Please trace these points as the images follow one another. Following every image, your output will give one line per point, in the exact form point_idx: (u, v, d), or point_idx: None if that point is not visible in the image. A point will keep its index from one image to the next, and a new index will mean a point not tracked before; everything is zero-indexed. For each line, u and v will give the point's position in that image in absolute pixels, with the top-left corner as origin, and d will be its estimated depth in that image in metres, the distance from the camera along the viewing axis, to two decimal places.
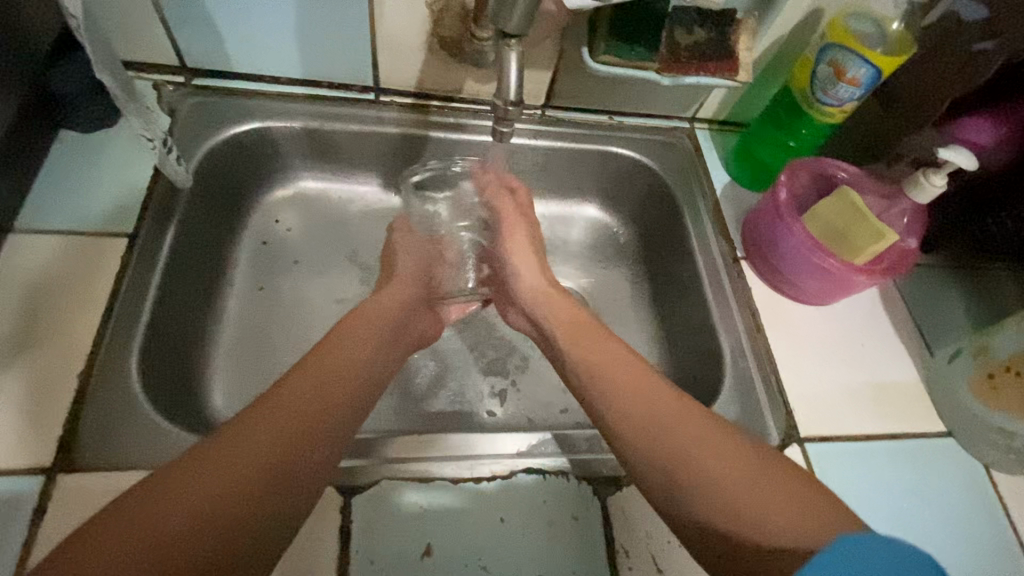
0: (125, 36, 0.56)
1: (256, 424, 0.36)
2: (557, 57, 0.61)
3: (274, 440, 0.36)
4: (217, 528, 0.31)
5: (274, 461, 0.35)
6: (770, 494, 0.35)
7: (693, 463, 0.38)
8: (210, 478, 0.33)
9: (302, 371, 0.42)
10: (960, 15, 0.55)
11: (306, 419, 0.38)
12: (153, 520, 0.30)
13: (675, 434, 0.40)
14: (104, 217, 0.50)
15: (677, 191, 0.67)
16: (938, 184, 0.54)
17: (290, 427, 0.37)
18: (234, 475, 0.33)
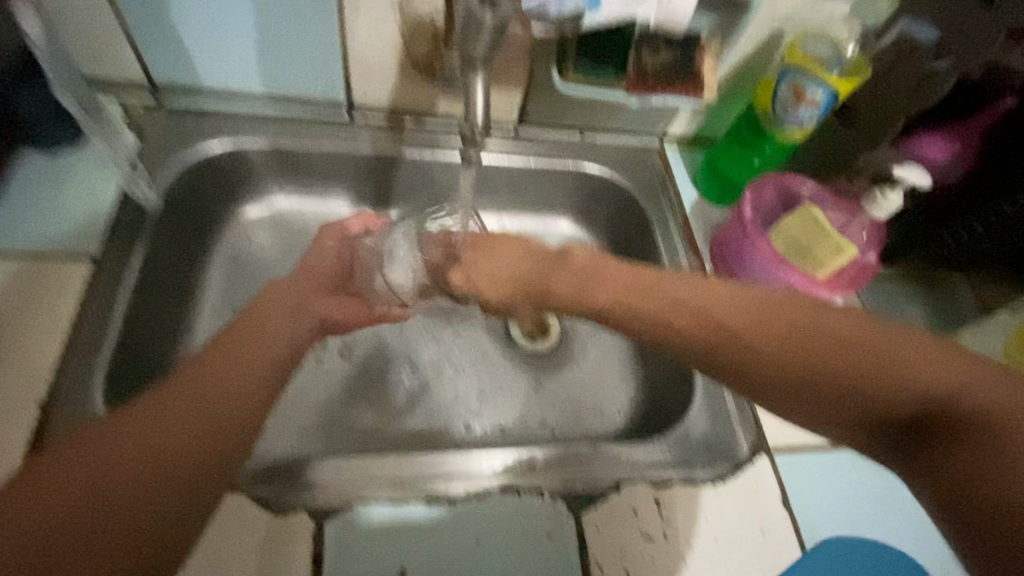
0: (90, 54, 0.55)
1: (163, 402, 0.36)
2: (528, 78, 0.62)
3: (183, 420, 0.35)
4: (121, 506, 0.32)
5: (179, 442, 0.35)
6: (927, 364, 0.35)
7: (805, 352, 0.37)
8: (114, 455, 0.33)
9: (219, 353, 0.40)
10: (914, 39, 0.57)
11: (217, 400, 0.37)
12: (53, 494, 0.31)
13: (780, 330, 0.38)
14: (68, 240, 0.49)
15: (647, 207, 0.68)
16: (892, 202, 0.56)
17: (200, 408, 0.36)
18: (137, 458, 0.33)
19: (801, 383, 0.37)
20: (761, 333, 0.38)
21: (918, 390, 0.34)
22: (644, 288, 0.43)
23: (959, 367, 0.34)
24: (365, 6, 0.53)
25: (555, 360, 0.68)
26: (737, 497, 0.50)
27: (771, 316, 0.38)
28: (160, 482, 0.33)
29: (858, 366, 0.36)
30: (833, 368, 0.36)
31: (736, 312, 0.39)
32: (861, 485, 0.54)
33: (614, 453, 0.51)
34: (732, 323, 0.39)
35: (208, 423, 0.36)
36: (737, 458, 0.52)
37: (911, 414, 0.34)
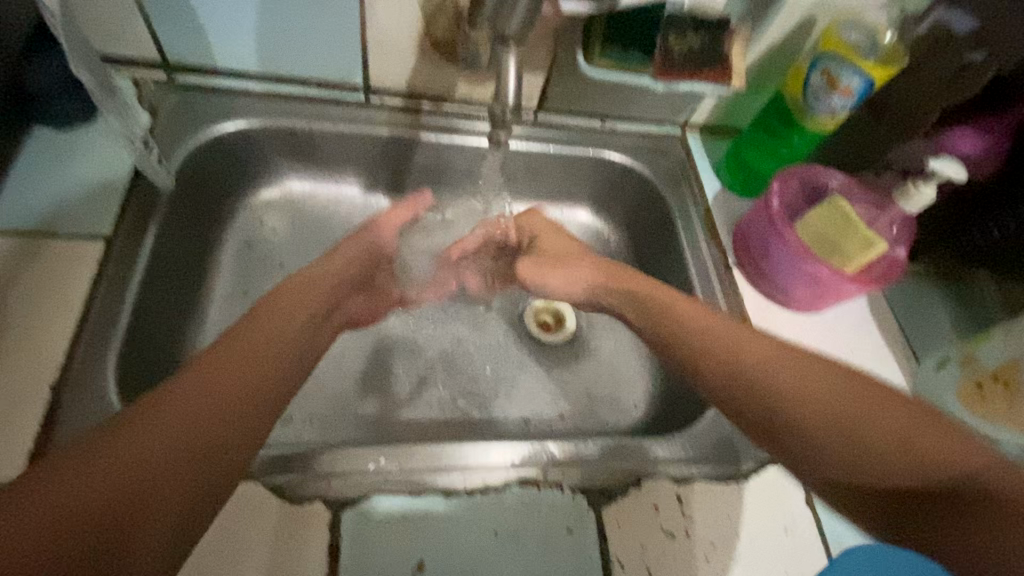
0: (103, 29, 0.53)
1: (187, 398, 0.35)
2: (551, 62, 0.60)
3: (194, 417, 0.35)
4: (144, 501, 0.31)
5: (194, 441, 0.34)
6: (945, 443, 0.38)
7: (838, 415, 0.40)
8: (124, 456, 0.32)
9: (237, 343, 0.40)
10: (951, 26, 0.55)
11: (226, 405, 0.36)
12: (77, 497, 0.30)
13: (827, 397, 0.41)
14: (79, 220, 0.48)
15: (669, 198, 0.67)
16: (926, 194, 0.54)
17: (219, 393, 0.36)
18: (155, 453, 0.33)
19: (839, 448, 0.39)
20: (797, 392, 0.41)
21: (948, 470, 0.37)
22: (703, 332, 0.46)
23: (979, 457, 0.37)
24: None
25: (570, 355, 0.66)
26: (760, 494, 0.49)
27: (812, 373, 0.42)
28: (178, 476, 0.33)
29: (893, 439, 0.39)
30: (868, 440, 0.39)
31: (779, 367, 0.43)
32: None
33: (636, 448, 0.49)
34: (761, 377, 0.43)
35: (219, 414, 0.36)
36: (760, 454, 0.51)
37: (933, 491, 0.37)
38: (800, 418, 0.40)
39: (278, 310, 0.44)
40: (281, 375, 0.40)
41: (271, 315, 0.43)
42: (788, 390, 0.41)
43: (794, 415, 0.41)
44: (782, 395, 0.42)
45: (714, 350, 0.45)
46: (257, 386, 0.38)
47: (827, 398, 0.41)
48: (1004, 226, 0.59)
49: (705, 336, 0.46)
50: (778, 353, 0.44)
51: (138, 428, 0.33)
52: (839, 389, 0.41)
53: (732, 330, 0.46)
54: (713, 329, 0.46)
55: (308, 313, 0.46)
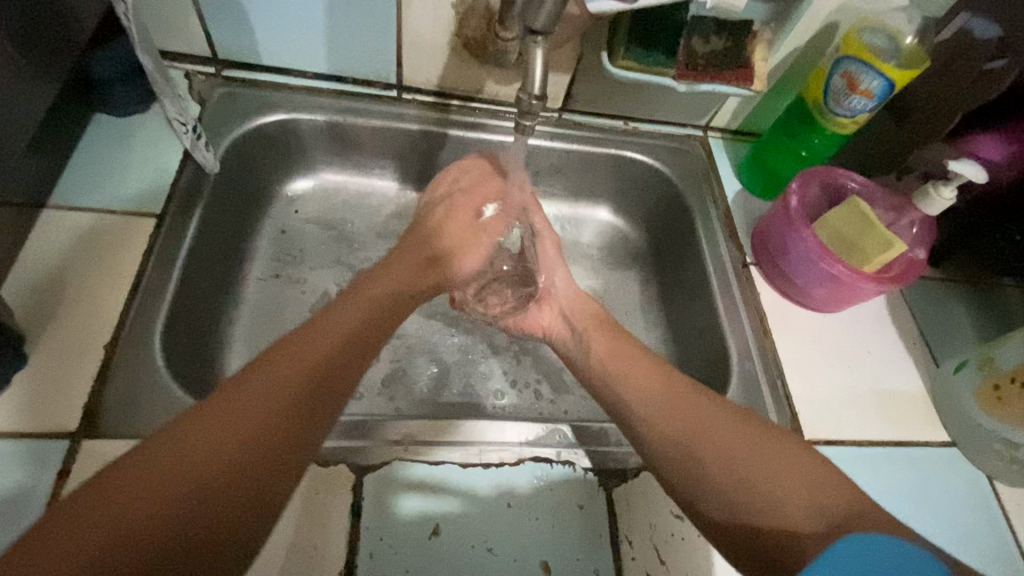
0: (161, 25, 0.57)
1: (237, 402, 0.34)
2: (575, 62, 0.62)
3: (267, 403, 0.35)
4: (216, 488, 0.31)
5: (274, 426, 0.34)
6: (792, 466, 0.39)
7: (750, 457, 0.40)
8: (208, 448, 0.32)
9: (296, 343, 0.39)
10: (974, 33, 0.56)
11: (285, 404, 0.36)
12: (165, 480, 0.30)
13: (742, 440, 0.41)
14: (133, 199, 0.52)
15: (688, 197, 0.68)
16: (948, 197, 0.55)
17: (290, 381, 0.37)
18: (233, 436, 0.33)
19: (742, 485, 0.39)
20: (714, 432, 0.42)
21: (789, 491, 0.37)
22: (626, 357, 0.50)
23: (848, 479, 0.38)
24: None
25: None
26: None
27: (712, 415, 0.43)
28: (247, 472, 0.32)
29: (763, 463, 0.39)
30: (756, 471, 0.39)
31: (672, 406, 0.44)
32: (893, 480, 0.54)
33: None
34: (696, 424, 0.43)
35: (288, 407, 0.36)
36: None
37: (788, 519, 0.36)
38: (705, 464, 0.40)
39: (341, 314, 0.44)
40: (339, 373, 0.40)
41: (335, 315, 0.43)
42: (698, 428, 0.42)
43: (709, 453, 0.41)
44: (691, 433, 0.42)
45: (640, 396, 0.46)
46: (316, 396, 0.37)
47: (697, 424, 0.43)
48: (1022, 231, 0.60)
49: (634, 389, 0.47)
50: (716, 407, 0.44)
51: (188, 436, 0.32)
52: (746, 433, 0.42)
53: (658, 369, 0.48)
54: (651, 386, 0.46)
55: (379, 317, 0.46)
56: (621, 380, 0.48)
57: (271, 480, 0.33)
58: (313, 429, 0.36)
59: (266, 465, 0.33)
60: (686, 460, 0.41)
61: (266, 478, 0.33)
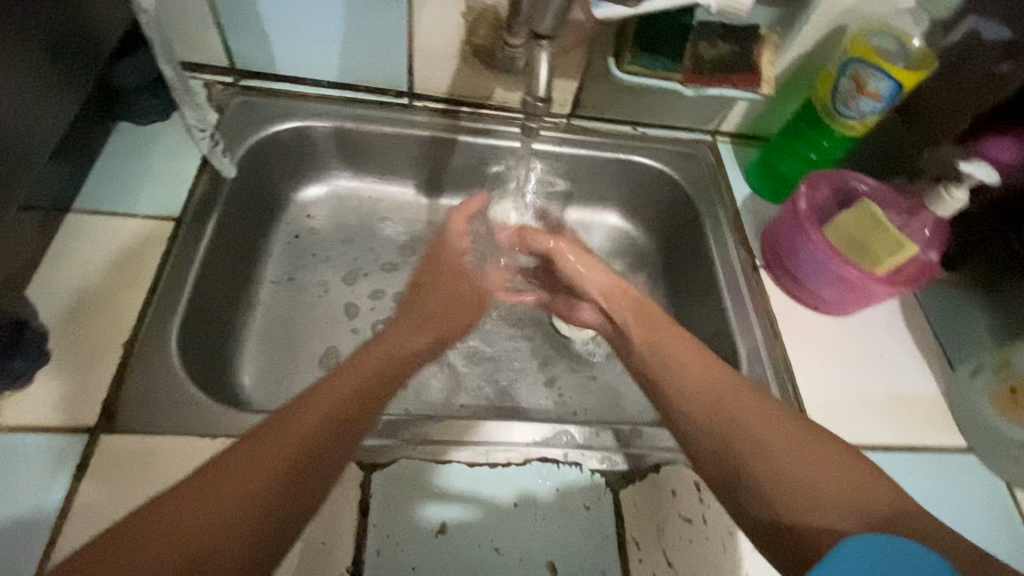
0: (182, 37, 0.59)
1: (251, 454, 0.35)
2: (583, 68, 0.63)
3: (281, 449, 0.35)
4: (223, 538, 0.31)
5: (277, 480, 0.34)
6: (843, 476, 0.38)
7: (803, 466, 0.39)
8: (222, 496, 0.33)
9: (316, 392, 0.39)
10: (982, 34, 0.56)
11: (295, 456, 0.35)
12: (179, 529, 0.31)
13: (784, 436, 0.41)
14: (153, 203, 0.54)
15: (697, 200, 0.68)
16: (960, 198, 0.54)
17: (307, 429, 0.37)
18: (244, 489, 0.33)
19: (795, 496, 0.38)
20: (767, 437, 0.41)
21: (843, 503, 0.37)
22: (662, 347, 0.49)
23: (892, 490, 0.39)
24: None
25: (594, 350, 0.67)
26: None
27: (759, 418, 0.42)
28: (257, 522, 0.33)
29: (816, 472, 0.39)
30: (809, 480, 0.38)
31: (715, 410, 0.43)
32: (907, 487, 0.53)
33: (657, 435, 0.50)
34: (736, 416, 0.42)
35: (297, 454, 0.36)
36: None
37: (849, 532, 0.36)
38: (756, 468, 0.40)
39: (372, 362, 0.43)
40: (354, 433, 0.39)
41: (358, 359, 0.43)
42: (747, 428, 0.41)
43: (751, 445, 0.41)
44: (740, 436, 0.41)
45: (684, 385, 0.45)
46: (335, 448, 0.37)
47: (748, 427, 0.42)
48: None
49: (678, 382, 0.46)
50: (759, 399, 0.43)
51: (199, 487, 0.33)
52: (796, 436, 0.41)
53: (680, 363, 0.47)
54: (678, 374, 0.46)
55: (409, 364, 0.46)
56: (664, 367, 0.47)
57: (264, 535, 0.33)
58: (317, 486, 0.36)
59: (278, 513, 0.34)
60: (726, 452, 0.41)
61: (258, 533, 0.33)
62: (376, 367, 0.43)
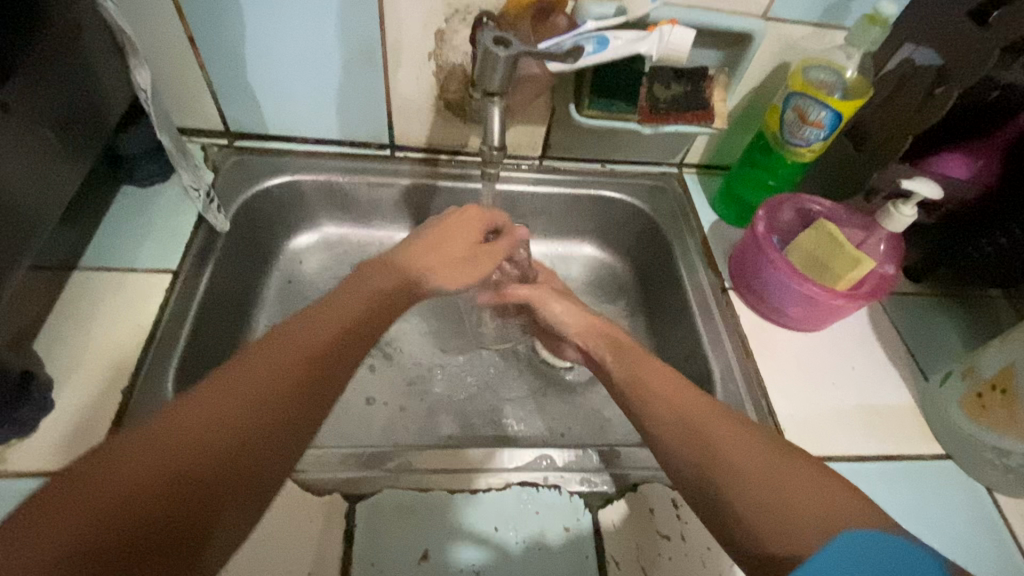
0: (180, 105, 0.65)
1: (235, 383, 0.33)
2: (549, 113, 0.68)
3: (234, 403, 0.32)
4: (206, 465, 0.29)
5: (266, 409, 0.32)
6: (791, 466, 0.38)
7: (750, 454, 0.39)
8: (165, 453, 0.29)
9: (303, 325, 0.38)
10: (916, 61, 0.60)
11: (283, 388, 0.34)
12: (130, 478, 0.27)
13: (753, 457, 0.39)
14: (152, 257, 0.58)
15: (667, 229, 0.72)
16: (908, 214, 0.57)
17: (285, 369, 0.34)
18: (230, 418, 0.31)
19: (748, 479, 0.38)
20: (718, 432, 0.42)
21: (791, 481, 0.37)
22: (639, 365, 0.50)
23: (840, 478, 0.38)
24: (407, 57, 0.61)
25: (577, 378, 0.69)
26: None
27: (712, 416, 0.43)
28: (206, 484, 0.29)
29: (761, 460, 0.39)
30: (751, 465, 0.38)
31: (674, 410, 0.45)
32: (888, 497, 0.54)
33: (634, 455, 0.52)
34: (701, 427, 0.43)
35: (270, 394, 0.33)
36: None
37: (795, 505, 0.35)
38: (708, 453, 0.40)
39: (355, 298, 0.42)
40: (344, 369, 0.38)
41: (342, 296, 0.42)
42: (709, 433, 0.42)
43: (716, 455, 0.40)
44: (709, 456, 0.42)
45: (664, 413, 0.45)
46: (324, 383, 0.36)
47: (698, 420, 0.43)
48: (996, 243, 0.61)
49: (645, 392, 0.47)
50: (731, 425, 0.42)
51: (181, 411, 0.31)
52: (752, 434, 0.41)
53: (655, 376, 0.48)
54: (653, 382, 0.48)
55: (393, 304, 0.45)
56: (649, 394, 0.47)
57: (253, 466, 0.31)
58: (304, 424, 0.34)
59: (263, 445, 0.32)
60: (702, 483, 0.40)
61: (250, 464, 0.31)
62: (356, 304, 0.42)
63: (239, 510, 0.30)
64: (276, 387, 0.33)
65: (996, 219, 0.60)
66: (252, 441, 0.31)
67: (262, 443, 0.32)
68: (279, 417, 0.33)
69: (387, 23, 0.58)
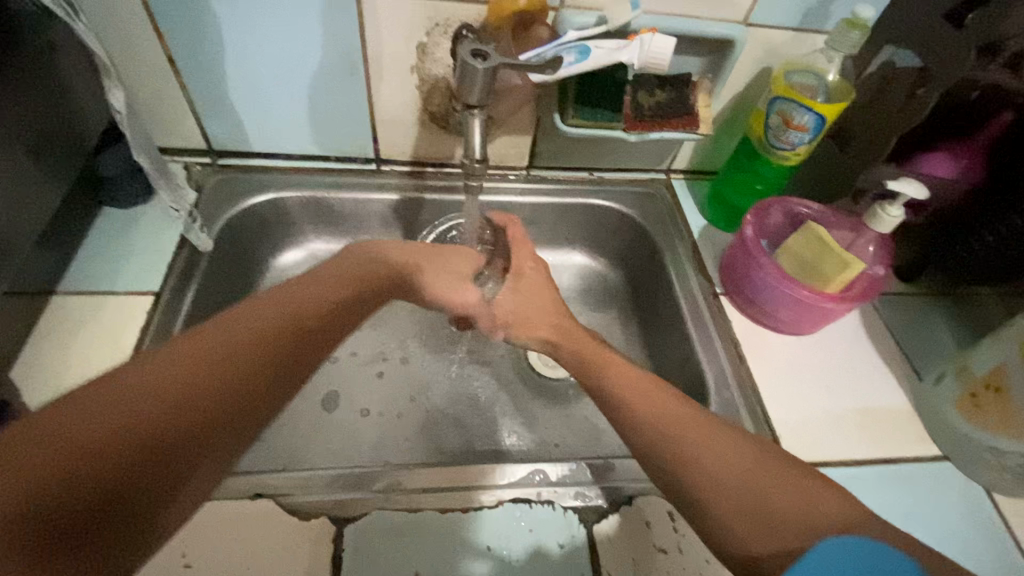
0: (161, 125, 0.65)
1: (232, 330, 0.35)
2: (534, 123, 0.68)
3: (231, 347, 0.34)
4: (206, 398, 0.31)
5: (259, 356, 0.35)
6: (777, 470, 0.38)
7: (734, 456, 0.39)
8: (166, 382, 0.30)
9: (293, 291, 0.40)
10: (897, 63, 0.60)
11: (276, 340, 0.36)
12: (132, 402, 0.29)
13: (735, 468, 0.38)
14: (134, 279, 0.57)
15: (656, 236, 0.72)
16: (895, 215, 0.57)
17: (276, 324, 0.37)
18: (225, 359, 0.33)
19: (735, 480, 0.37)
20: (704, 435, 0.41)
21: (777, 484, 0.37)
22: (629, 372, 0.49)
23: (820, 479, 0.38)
24: (388, 70, 0.61)
25: (570, 389, 0.68)
26: None
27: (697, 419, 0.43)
28: (203, 415, 0.31)
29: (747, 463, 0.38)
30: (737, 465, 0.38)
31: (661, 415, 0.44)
32: (886, 501, 0.53)
33: (629, 466, 0.51)
34: (693, 436, 0.42)
35: (250, 366, 0.34)
36: None
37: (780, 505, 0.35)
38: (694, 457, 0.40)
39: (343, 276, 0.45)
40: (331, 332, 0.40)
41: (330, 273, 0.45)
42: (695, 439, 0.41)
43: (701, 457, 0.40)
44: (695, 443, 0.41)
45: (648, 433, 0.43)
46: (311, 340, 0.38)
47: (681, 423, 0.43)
48: (983, 241, 0.61)
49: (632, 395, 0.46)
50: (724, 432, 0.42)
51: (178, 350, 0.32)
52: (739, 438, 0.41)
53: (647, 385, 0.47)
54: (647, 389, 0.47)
55: (378, 284, 0.48)
56: (631, 414, 0.44)
57: (247, 405, 0.33)
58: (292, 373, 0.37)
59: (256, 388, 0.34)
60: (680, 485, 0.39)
61: (244, 402, 0.33)
62: (344, 280, 0.45)
63: (232, 444, 0.32)
64: (268, 338, 0.36)
65: (981, 218, 0.60)
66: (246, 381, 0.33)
67: (256, 384, 0.34)
68: (272, 365, 0.35)
69: (367, 36, 0.58)
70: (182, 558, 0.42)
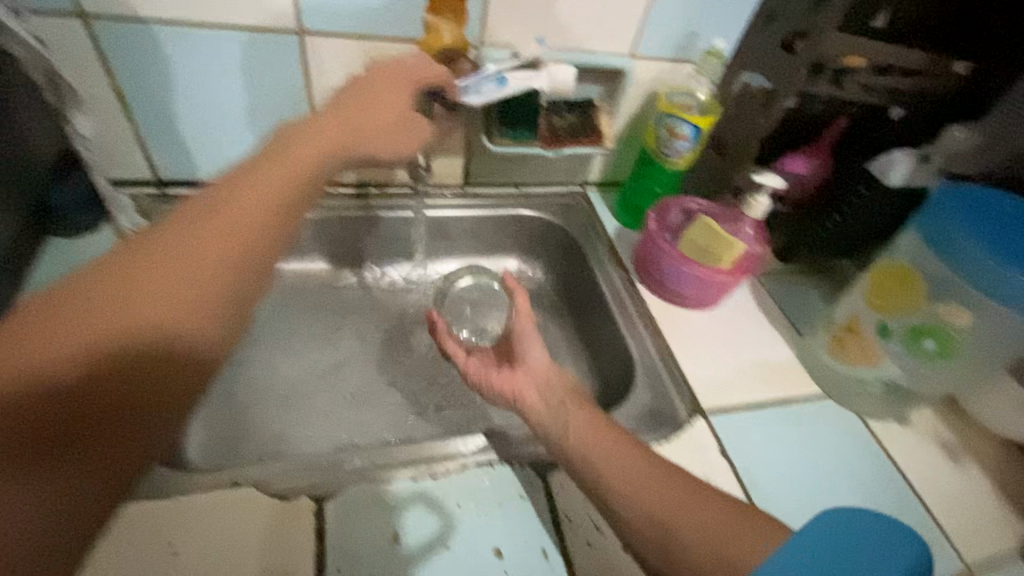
0: (106, 158, 0.67)
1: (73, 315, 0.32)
2: (465, 145, 0.77)
3: (70, 338, 0.31)
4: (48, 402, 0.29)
5: (109, 341, 0.32)
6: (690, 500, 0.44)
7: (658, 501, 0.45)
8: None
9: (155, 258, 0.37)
10: (751, 84, 0.74)
11: (128, 317, 0.33)
12: None
13: (668, 501, 0.45)
14: None
15: (578, 237, 0.82)
16: (763, 201, 0.70)
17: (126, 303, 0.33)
18: (64, 349, 0.30)
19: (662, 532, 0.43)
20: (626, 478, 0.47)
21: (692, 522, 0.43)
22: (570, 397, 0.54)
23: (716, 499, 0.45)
24: (331, 100, 0.68)
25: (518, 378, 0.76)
26: (680, 451, 0.60)
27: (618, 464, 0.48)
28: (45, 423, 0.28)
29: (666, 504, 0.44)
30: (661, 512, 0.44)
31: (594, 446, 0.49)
32: (784, 433, 0.64)
33: None
34: (605, 452, 0.48)
35: (101, 351, 0.31)
36: (675, 419, 0.62)
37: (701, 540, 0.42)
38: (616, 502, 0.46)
39: (221, 223, 0.40)
40: (208, 294, 0.37)
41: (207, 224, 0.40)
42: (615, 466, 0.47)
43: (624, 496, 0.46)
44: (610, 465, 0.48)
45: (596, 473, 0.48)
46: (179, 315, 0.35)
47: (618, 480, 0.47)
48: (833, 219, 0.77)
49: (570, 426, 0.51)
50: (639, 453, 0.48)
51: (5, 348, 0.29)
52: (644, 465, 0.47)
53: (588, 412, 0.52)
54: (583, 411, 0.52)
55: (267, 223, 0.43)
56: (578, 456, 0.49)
57: (105, 401, 0.30)
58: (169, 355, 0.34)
59: (116, 377, 0.31)
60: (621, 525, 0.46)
61: (101, 396, 0.30)
62: (224, 231, 0.40)
63: (100, 447, 0.30)
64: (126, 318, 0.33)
65: (831, 201, 0.76)
66: (99, 369, 0.31)
67: (115, 377, 0.31)
68: (127, 346, 0.32)
69: (310, 71, 0.65)
70: (168, 548, 0.44)
